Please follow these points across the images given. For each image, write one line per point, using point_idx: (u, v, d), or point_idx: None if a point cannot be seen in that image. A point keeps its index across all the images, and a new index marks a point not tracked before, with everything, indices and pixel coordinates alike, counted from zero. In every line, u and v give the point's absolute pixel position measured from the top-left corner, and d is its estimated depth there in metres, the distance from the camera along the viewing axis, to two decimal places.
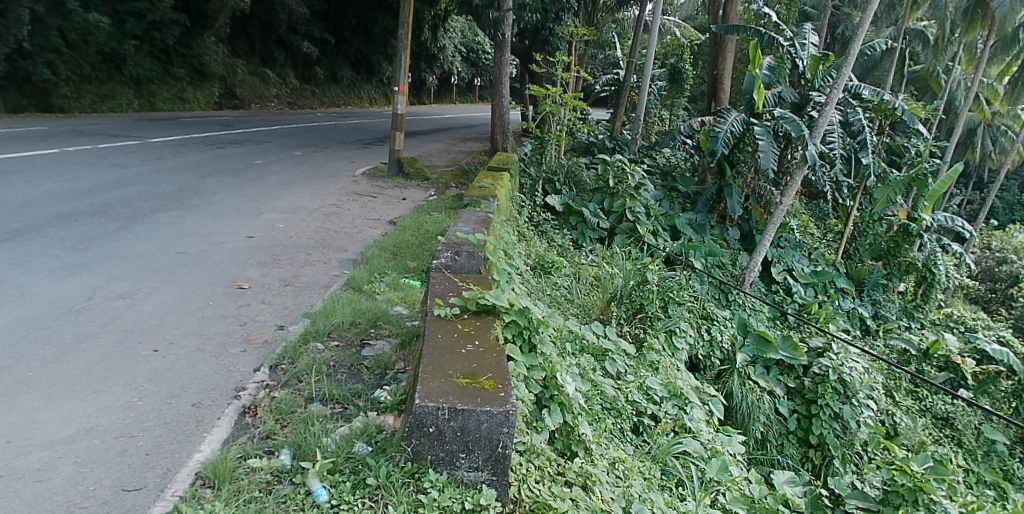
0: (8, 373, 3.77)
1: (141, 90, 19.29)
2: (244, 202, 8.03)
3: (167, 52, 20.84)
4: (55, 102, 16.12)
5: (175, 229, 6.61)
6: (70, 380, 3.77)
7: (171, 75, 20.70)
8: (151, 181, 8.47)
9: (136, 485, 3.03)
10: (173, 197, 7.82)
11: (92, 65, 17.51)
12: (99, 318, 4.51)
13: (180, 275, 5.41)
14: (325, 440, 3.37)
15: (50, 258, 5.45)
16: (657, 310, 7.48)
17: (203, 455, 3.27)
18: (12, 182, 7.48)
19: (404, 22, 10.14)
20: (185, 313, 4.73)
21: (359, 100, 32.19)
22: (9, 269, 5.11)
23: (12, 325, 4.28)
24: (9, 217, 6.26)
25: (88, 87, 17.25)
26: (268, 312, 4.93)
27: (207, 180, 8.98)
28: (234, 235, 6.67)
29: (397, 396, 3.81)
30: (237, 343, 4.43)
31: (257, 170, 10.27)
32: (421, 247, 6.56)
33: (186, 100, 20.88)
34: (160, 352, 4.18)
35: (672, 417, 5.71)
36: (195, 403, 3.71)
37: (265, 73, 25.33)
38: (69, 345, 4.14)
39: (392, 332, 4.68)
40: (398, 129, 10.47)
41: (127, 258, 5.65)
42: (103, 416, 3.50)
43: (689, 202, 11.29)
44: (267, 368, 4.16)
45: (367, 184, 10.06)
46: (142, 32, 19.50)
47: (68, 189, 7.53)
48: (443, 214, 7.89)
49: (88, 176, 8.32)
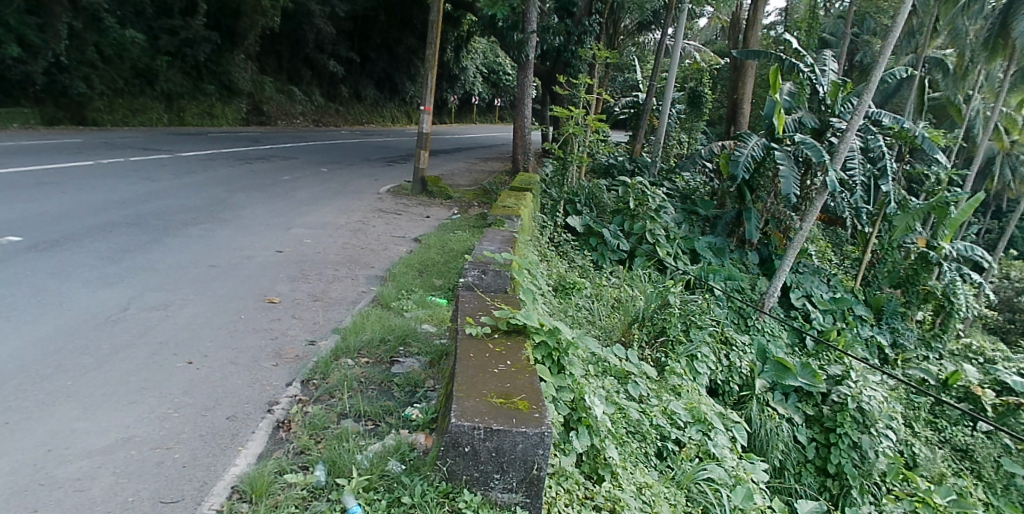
0: (46, 381, 3.79)
1: (172, 105, 19.63)
2: (274, 217, 8.09)
3: (197, 68, 21.17)
4: (89, 115, 16.38)
5: (207, 243, 6.65)
6: (108, 390, 3.79)
7: (200, 91, 21.07)
8: (183, 194, 8.58)
9: (173, 497, 3.03)
10: (204, 210, 7.90)
11: (125, 80, 17.86)
12: (134, 329, 4.53)
13: (211, 288, 5.43)
14: (358, 457, 3.37)
15: (86, 268, 5.48)
16: (679, 334, 7.37)
17: (239, 469, 3.26)
18: (48, 193, 7.58)
19: (431, 42, 10.25)
20: (219, 326, 4.75)
21: (382, 119, 32.63)
22: (46, 278, 5.16)
23: (51, 334, 4.31)
24: (45, 227, 6.34)
25: (121, 101, 17.54)
26: (298, 327, 4.94)
27: (237, 194, 9.08)
28: (263, 249, 6.72)
29: (428, 414, 3.79)
30: (269, 356, 4.44)
31: (286, 185, 10.40)
32: (448, 265, 6.58)
33: (214, 116, 21.23)
34: (195, 365, 4.19)
35: (696, 442, 5.70)
36: (230, 416, 3.72)
37: (291, 91, 25.72)
38: (107, 355, 4.16)
39: (421, 350, 4.65)
40: (423, 148, 10.52)
41: (160, 270, 5.68)
42: (141, 427, 3.51)
43: (708, 226, 11.31)
44: (299, 382, 4.16)
45: (394, 201, 10.17)
46: (174, 48, 19.89)
47: (103, 200, 7.62)
48: (467, 234, 7.90)
49: (123, 188, 8.43)
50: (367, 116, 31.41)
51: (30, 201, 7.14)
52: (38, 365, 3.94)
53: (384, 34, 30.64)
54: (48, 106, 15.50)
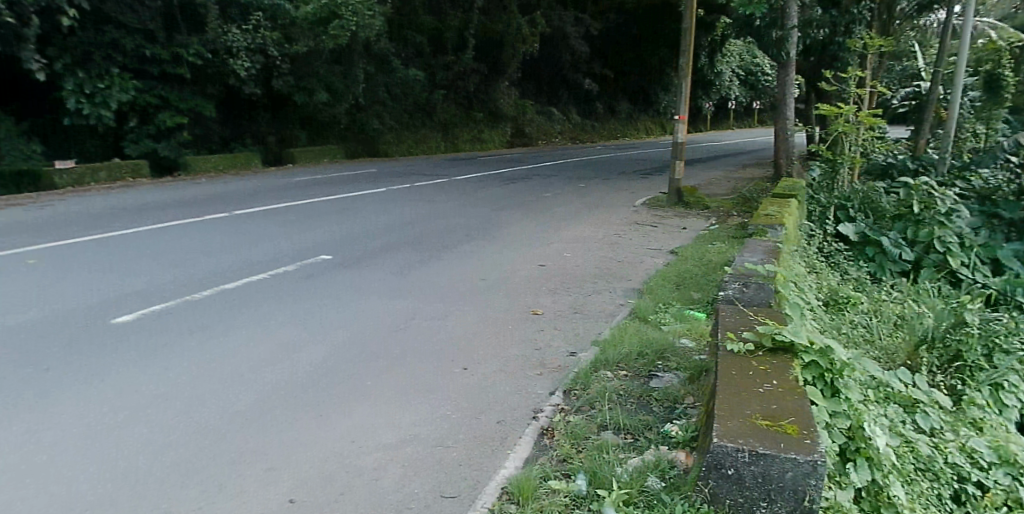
0: (352, 379, 4.37)
1: (446, 132, 25.49)
2: (537, 233, 8.61)
3: (468, 99, 26.78)
4: (381, 146, 22.90)
5: (479, 258, 7.28)
6: (399, 390, 4.27)
7: (471, 118, 26.58)
8: (458, 214, 9.56)
9: (451, 492, 3.23)
10: (476, 228, 8.71)
11: (410, 113, 24.20)
12: (418, 337, 5.07)
13: (482, 300, 5.90)
14: (618, 470, 3.32)
15: (382, 282, 6.33)
16: (980, 360, 6.25)
17: (508, 471, 3.42)
18: (355, 218, 9.02)
19: (683, 52, 10.16)
20: (488, 336, 5.12)
21: (637, 131, 35.44)
22: (351, 290, 6.06)
23: (355, 339, 4.99)
24: (353, 247, 7.51)
25: (406, 133, 23.91)
26: (559, 338, 5.12)
27: (503, 212, 9.87)
28: (527, 263, 7.15)
29: (688, 432, 3.63)
30: (533, 366, 4.65)
31: (543, 202, 11.03)
32: (706, 277, 6.37)
33: (483, 140, 26.59)
34: (468, 371, 4.54)
35: (1005, 488, 4.72)
36: (499, 421, 3.95)
37: (551, 113, 30.18)
38: (397, 359, 4.69)
39: (679, 366, 4.51)
40: (677, 157, 10.42)
41: (440, 284, 6.34)
42: (425, 426, 3.87)
43: (1015, 230, 9.47)
44: (561, 392, 4.29)
45: (649, 214, 10.23)
46: (447, 81, 25.36)
47: (395, 222, 8.84)
48: (726, 245, 7.59)
49: (410, 211, 9.68)
50: (623, 129, 34.43)
51: (343, 223, 8.57)
52: (346, 364, 4.57)
53: (635, 46, 32.69)
54: (349, 141, 22.21)
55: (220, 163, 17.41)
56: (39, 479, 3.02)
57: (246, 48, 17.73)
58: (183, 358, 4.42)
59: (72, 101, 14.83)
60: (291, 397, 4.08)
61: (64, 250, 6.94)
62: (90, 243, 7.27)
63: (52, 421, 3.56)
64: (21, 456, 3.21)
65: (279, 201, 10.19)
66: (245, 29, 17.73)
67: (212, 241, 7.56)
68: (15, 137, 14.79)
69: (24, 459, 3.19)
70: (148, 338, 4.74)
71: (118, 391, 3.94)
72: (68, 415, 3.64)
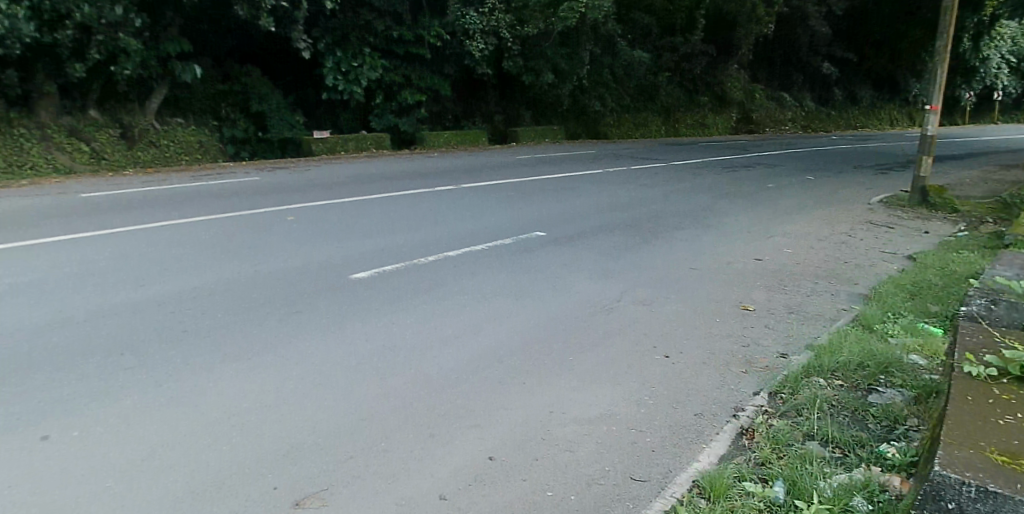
0: (556, 352, 4.45)
1: (670, 117, 27.27)
2: (757, 225, 8.32)
3: (693, 80, 28.40)
4: (601, 127, 24.53)
5: (694, 245, 7.21)
6: (600, 368, 4.28)
7: (697, 103, 28.36)
8: (672, 200, 9.56)
9: (641, 476, 3.14)
10: (692, 216, 8.62)
11: (632, 96, 26.12)
12: (623, 319, 5.08)
13: (693, 289, 5.82)
14: (822, 484, 2.92)
15: (593, 261, 6.47)
16: None
17: (700, 467, 3.21)
18: (572, 197, 9.40)
19: (943, 37, 9.26)
20: (693, 326, 5.00)
21: (880, 119, 36.31)
22: (563, 268, 6.23)
23: (561, 314, 5.10)
24: (568, 225, 7.79)
25: (627, 116, 25.61)
26: (772, 337, 4.87)
27: (722, 201, 9.68)
28: (742, 255, 6.92)
29: (909, 456, 3.17)
30: (739, 362, 4.48)
31: (762, 193, 10.62)
32: (949, 288, 5.72)
33: (706, 126, 27.98)
34: (670, 359, 4.47)
35: None
36: (698, 413, 3.81)
37: (782, 99, 31.82)
38: (598, 338, 4.70)
39: (905, 383, 4.07)
40: (926, 152, 9.71)
41: (652, 268, 6.34)
42: (621, 408, 3.83)
43: None
44: (766, 393, 4.06)
45: (884, 214, 9.55)
46: (674, 63, 27.41)
47: (611, 204, 9.06)
48: (979, 254, 6.84)
49: (625, 193, 9.89)
50: (864, 117, 35.66)
51: (554, 206, 8.82)
52: (551, 337, 4.66)
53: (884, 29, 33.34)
54: (570, 121, 24.02)
55: (453, 140, 18.87)
56: (288, 411, 3.43)
57: (481, 30, 18.58)
58: (404, 314, 4.76)
59: (331, 78, 17.42)
60: (495, 361, 4.23)
61: (316, 211, 7.84)
62: (337, 206, 8.15)
63: (298, 359, 3.99)
64: (276, 387, 3.65)
65: (488, 181, 10.53)
66: (481, 10, 18.45)
67: (437, 211, 8.12)
68: (284, 110, 18.20)
69: (276, 390, 3.62)
70: (376, 294, 5.18)
71: (351, 339, 4.34)
72: (312, 354, 4.08)
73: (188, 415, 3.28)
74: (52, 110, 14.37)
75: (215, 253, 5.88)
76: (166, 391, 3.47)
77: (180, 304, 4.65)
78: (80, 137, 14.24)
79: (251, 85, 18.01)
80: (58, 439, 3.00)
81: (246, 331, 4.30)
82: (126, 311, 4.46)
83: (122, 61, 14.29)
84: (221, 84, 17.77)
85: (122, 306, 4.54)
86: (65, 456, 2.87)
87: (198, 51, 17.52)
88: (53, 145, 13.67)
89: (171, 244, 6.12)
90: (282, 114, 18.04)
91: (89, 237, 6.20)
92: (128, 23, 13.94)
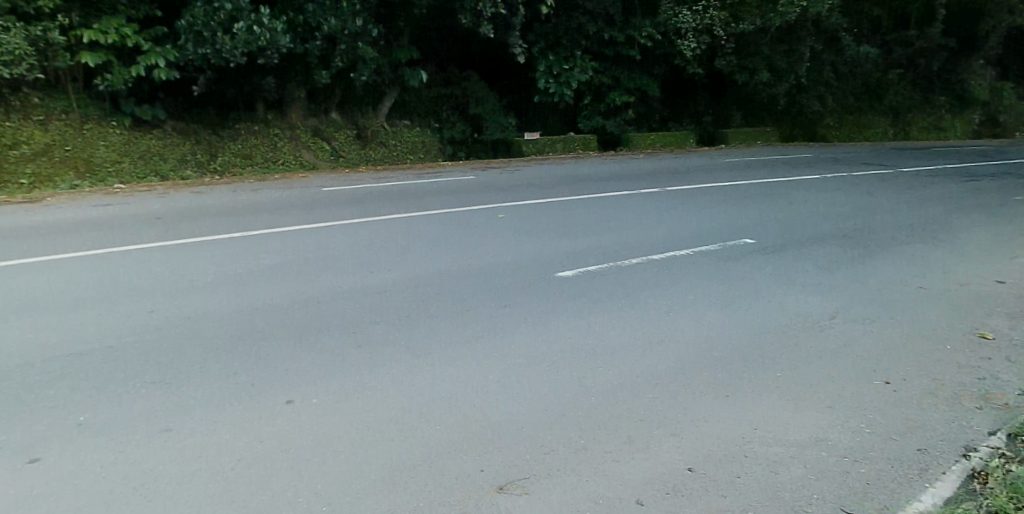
0: (759, 369, 4.02)
1: (898, 118, 25.37)
2: (1002, 244, 7.32)
3: (930, 80, 26.38)
4: (818, 130, 23.11)
5: (919, 263, 6.51)
6: (809, 388, 3.81)
7: (931, 103, 26.26)
8: (894, 211, 8.71)
9: (853, 508, 2.57)
10: (919, 230, 7.79)
11: (856, 94, 24.64)
12: (834, 339, 4.56)
13: (919, 312, 5.18)
14: None
15: (803, 275, 5.96)
16: None
17: (923, 505, 2.57)
18: (779, 204, 8.88)
19: None
20: (913, 353, 4.40)
21: None
22: (768, 278, 5.80)
23: (763, 328, 4.66)
24: (773, 233, 7.32)
25: (848, 117, 24.09)
26: (1014, 372, 4.17)
27: (955, 215, 8.67)
28: (986, 278, 6.09)
29: None
30: (973, 395, 3.84)
31: (1005, 207, 9.36)
32: None
33: (941, 129, 25.71)
34: (891, 386, 3.92)
35: None
36: (921, 448, 3.17)
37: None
38: (805, 359, 4.22)
39: None
40: None
41: (873, 287, 5.74)
42: (834, 431, 3.31)
43: None
44: (1005, 434, 3.31)
45: None
46: (908, 61, 25.59)
47: (822, 213, 8.43)
48: None
49: (839, 202, 9.19)
50: None
51: (768, 207, 8.65)
52: (753, 353, 4.24)
53: None
54: (785, 123, 22.79)
55: (658, 140, 18.58)
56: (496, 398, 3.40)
57: (694, 28, 17.96)
58: (606, 317, 4.60)
59: (545, 80, 16.97)
60: (699, 366, 3.98)
61: (527, 210, 8.02)
62: (545, 205, 8.35)
63: (507, 351, 3.98)
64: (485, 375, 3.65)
65: (684, 184, 10.26)
66: (696, 9, 17.83)
67: (636, 213, 8.00)
68: (499, 113, 18.12)
69: (484, 379, 3.63)
70: (579, 298, 5.03)
71: (554, 338, 4.25)
72: (517, 350, 4.02)
73: (405, 394, 3.36)
74: (301, 112, 15.39)
75: (439, 248, 6.16)
76: (385, 369, 3.58)
77: (403, 292, 4.95)
78: (323, 138, 15.10)
79: (471, 89, 18.00)
80: (297, 405, 3.17)
81: (457, 324, 4.36)
82: (356, 295, 4.83)
83: (359, 69, 14.40)
84: (443, 88, 17.95)
85: (354, 289, 4.94)
86: (301, 421, 3.03)
87: (425, 58, 17.52)
88: (300, 144, 14.68)
89: (404, 234, 6.65)
90: (497, 116, 17.99)
91: (331, 229, 6.76)
92: (367, 33, 13.98)
